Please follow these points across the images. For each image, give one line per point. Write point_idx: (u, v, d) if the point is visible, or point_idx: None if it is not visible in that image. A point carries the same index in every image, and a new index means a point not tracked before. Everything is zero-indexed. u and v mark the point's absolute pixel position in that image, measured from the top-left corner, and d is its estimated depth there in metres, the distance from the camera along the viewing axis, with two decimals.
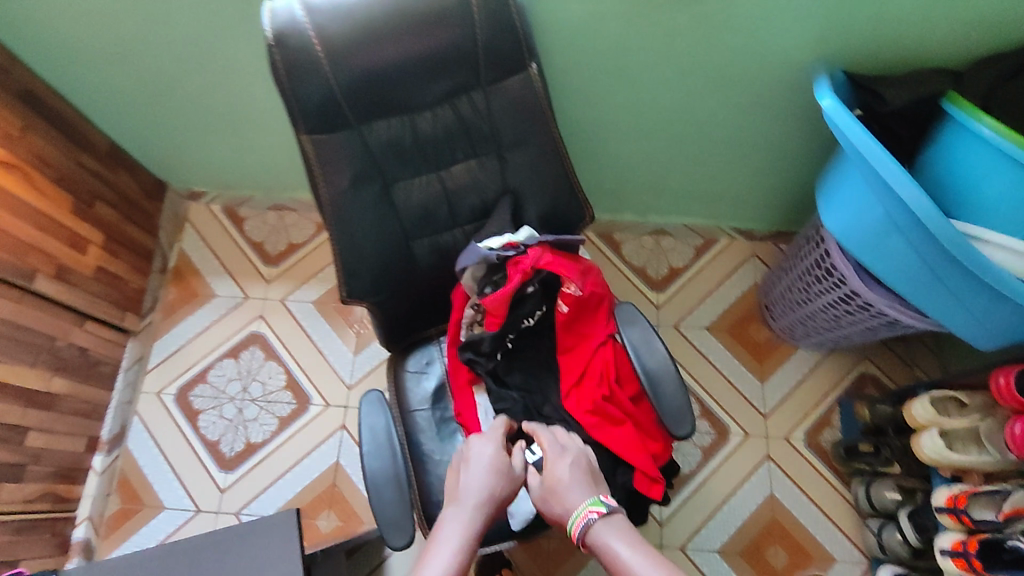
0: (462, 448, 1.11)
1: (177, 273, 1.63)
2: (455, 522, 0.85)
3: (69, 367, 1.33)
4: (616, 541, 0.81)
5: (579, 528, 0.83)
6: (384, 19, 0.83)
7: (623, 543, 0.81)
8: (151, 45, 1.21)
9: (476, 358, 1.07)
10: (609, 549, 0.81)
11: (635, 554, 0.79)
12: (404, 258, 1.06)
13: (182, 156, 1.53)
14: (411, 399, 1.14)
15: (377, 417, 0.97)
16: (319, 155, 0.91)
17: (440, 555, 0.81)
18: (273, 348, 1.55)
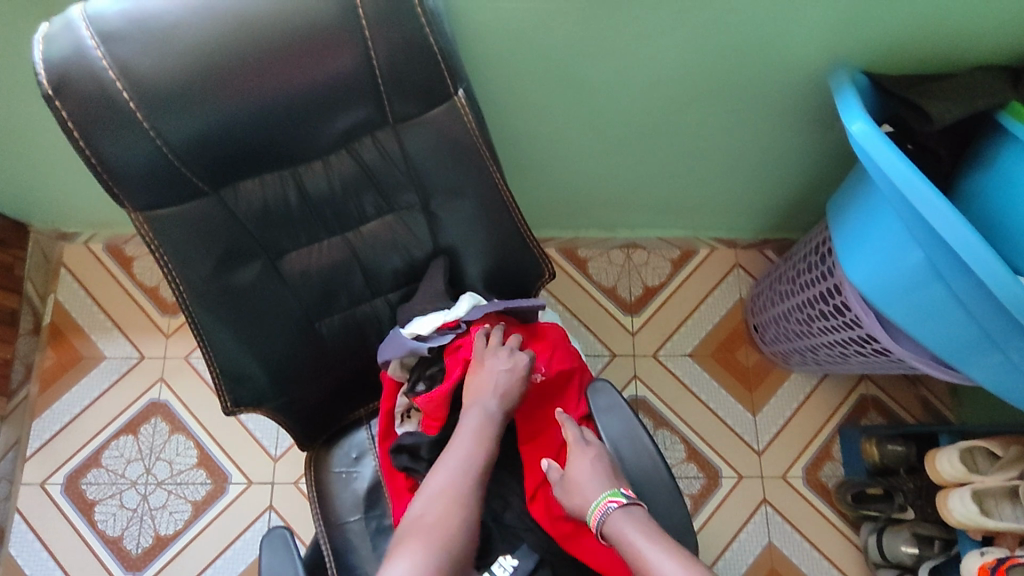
0: None
1: (53, 331, 1.34)
2: (473, 427, 0.75)
3: None
4: (637, 534, 0.67)
5: (598, 520, 0.70)
6: (225, 45, 0.56)
7: (644, 534, 0.68)
8: None
9: (414, 466, 0.81)
10: (628, 543, 0.68)
11: (657, 548, 0.66)
12: (310, 344, 0.81)
13: (37, 193, 1.22)
14: (340, 510, 0.90)
15: (283, 569, 0.74)
16: (162, 237, 0.65)
17: (456, 462, 0.72)
18: (179, 419, 1.29)
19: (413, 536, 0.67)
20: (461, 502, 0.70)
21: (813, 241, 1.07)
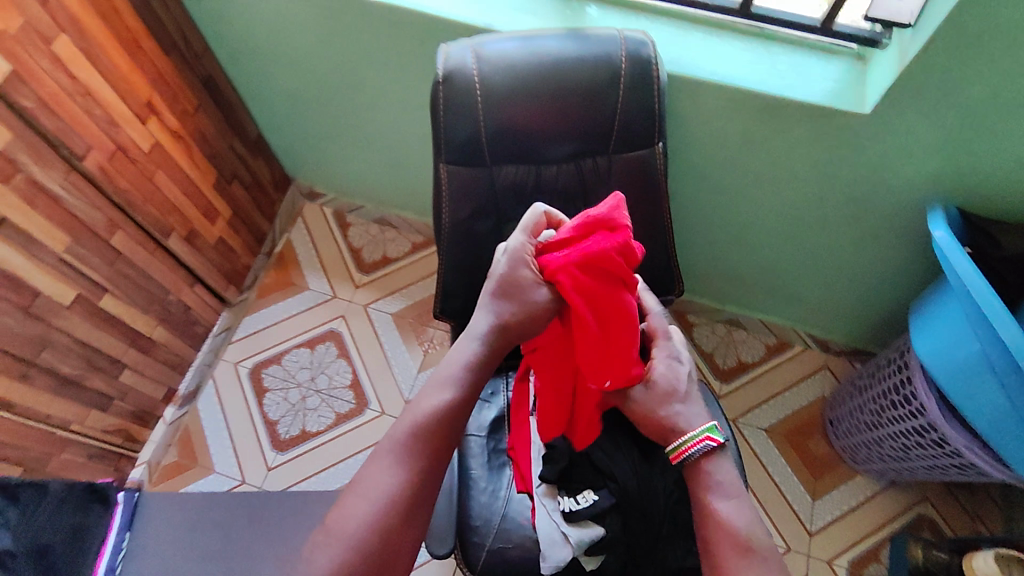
0: (507, 483, 1.14)
1: (280, 258, 1.76)
2: (434, 388, 0.80)
3: (172, 320, 1.43)
4: (722, 484, 0.81)
5: (694, 450, 0.82)
6: (538, 80, 0.94)
7: (725, 486, 0.81)
8: (313, 66, 1.33)
9: None
10: (711, 484, 0.81)
11: (732, 503, 0.80)
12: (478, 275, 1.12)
13: (312, 160, 1.67)
14: (470, 423, 1.18)
15: None
16: (451, 183, 1.00)
17: (421, 410, 0.78)
18: (347, 348, 1.64)
19: (364, 499, 0.74)
20: (410, 463, 0.76)
21: (897, 343, 1.27)
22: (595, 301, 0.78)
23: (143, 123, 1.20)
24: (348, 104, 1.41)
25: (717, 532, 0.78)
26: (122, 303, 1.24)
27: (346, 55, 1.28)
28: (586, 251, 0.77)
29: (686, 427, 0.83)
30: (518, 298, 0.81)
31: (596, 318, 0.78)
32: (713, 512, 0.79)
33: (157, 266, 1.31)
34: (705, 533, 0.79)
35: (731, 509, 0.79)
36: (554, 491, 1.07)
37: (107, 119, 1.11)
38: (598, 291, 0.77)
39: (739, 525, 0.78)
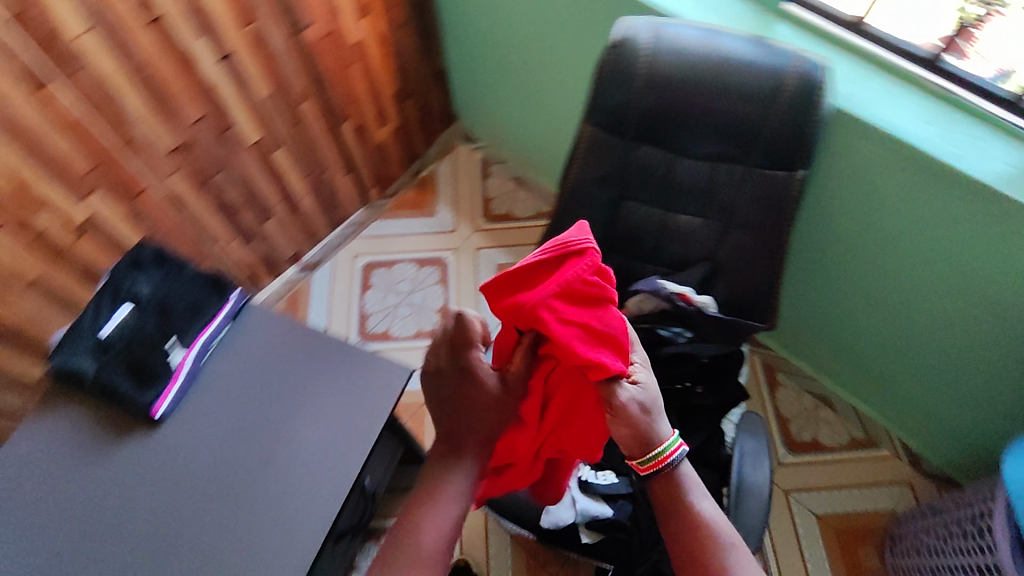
0: None
1: (422, 181, 1.89)
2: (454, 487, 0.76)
3: (321, 196, 1.61)
4: (692, 487, 0.78)
5: (675, 454, 0.77)
6: (702, 72, 0.98)
7: (696, 488, 0.78)
8: (508, 14, 1.44)
9: None
10: (686, 490, 0.77)
11: (708, 505, 0.77)
12: (583, 240, 1.14)
13: (479, 103, 1.80)
14: None
15: None
16: (588, 143, 1.05)
17: (427, 536, 0.73)
18: (447, 279, 1.73)
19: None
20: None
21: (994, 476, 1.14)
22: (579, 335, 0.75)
23: (356, 17, 1.37)
24: (526, 58, 1.51)
25: (699, 542, 0.74)
26: (286, 160, 1.42)
27: (542, 12, 1.37)
28: (563, 276, 0.74)
29: (661, 435, 0.77)
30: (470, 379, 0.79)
31: (586, 342, 0.74)
32: (700, 522, 0.75)
33: (326, 146, 1.50)
34: (689, 544, 0.74)
35: (710, 510, 0.76)
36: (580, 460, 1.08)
37: (332, 6, 1.30)
38: (579, 315, 0.74)
39: (726, 528, 0.75)
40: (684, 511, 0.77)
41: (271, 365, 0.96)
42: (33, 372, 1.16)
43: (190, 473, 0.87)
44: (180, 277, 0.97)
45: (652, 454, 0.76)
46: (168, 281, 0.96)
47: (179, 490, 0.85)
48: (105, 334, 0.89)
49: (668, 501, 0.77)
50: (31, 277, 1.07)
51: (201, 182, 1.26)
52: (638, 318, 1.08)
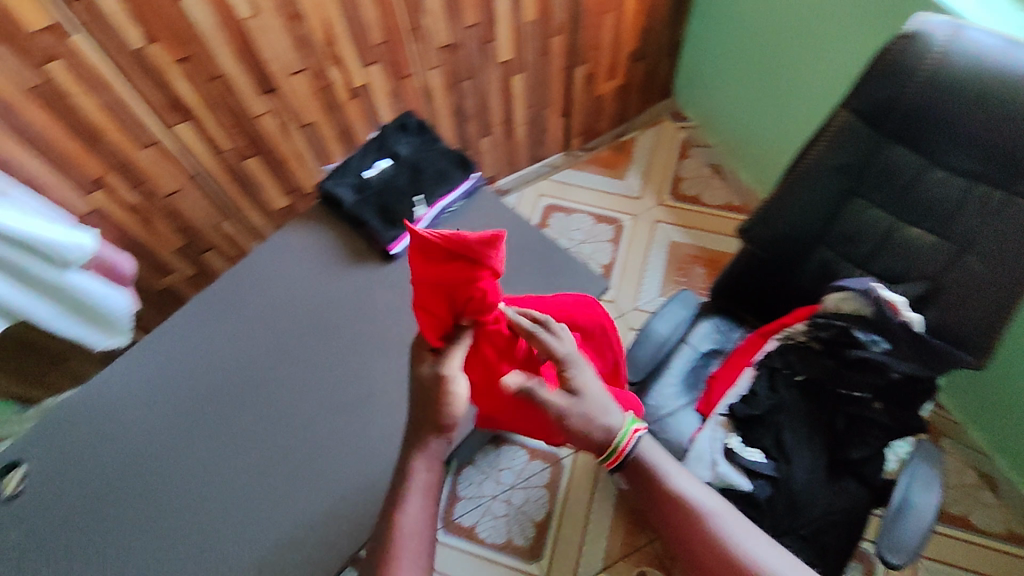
0: (689, 400, 1.16)
1: (621, 146, 1.92)
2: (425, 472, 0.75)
3: (534, 131, 1.69)
4: (659, 460, 0.81)
5: (629, 445, 0.78)
6: (993, 83, 0.90)
7: (661, 458, 0.82)
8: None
9: (780, 366, 1.10)
10: (656, 468, 0.81)
11: (678, 476, 0.81)
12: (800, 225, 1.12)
13: (704, 84, 1.78)
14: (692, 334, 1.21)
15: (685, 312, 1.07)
16: (839, 129, 1.03)
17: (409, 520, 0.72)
18: (619, 239, 1.75)
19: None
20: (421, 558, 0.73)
21: None
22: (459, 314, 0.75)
23: None
24: (776, 50, 1.47)
25: (677, 509, 0.79)
26: (519, 86, 1.51)
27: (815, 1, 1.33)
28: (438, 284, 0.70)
29: (614, 431, 0.77)
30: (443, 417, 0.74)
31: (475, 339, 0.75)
32: (676, 493, 0.80)
33: (554, 85, 1.58)
34: (672, 515, 0.79)
35: (680, 479, 0.81)
36: (729, 429, 1.08)
37: None
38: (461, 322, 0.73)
39: (699, 497, 0.80)
40: (658, 485, 0.81)
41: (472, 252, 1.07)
42: (282, 199, 1.42)
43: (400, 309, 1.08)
44: (434, 145, 1.10)
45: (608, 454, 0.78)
46: (423, 146, 1.10)
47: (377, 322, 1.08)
48: (367, 175, 1.07)
49: (637, 491, 0.82)
50: (308, 121, 1.29)
51: (449, 82, 1.40)
52: (825, 317, 1.06)
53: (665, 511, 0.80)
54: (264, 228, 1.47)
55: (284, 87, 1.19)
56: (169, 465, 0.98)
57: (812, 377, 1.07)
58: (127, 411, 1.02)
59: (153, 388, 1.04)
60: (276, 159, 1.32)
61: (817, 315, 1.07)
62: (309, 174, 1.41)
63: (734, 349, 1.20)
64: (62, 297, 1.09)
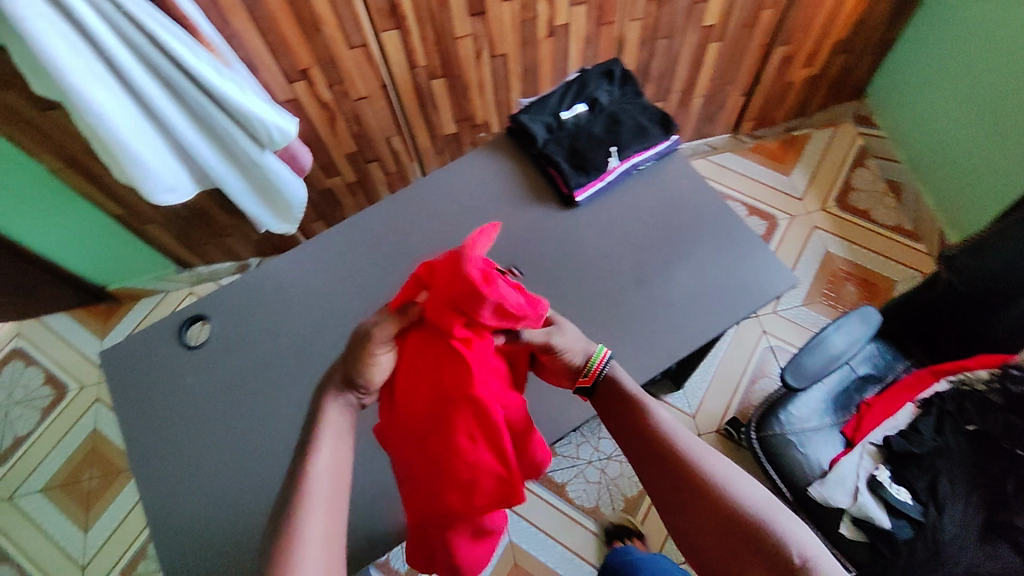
0: (832, 420, 1.10)
1: (792, 140, 1.78)
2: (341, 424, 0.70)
3: (708, 106, 1.60)
4: (644, 400, 0.80)
5: (600, 362, 0.81)
6: None
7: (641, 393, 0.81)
8: None
9: (952, 409, 1.00)
10: (643, 407, 0.79)
11: (666, 415, 0.78)
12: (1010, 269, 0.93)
13: (908, 93, 1.59)
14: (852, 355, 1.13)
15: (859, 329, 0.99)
16: None
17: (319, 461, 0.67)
18: (771, 237, 1.66)
19: (315, 536, 0.61)
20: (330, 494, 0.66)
21: None
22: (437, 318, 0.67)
23: None
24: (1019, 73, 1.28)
25: (661, 446, 0.75)
26: (712, 55, 1.42)
27: None
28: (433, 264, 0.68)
29: (585, 351, 0.81)
30: (361, 375, 0.71)
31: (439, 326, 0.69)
32: (661, 432, 0.76)
33: (747, 62, 1.48)
34: (658, 456, 0.75)
35: (664, 416, 0.78)
36: (878, 460, 1.02)
37: None
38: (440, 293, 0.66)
39: (682, 437, 0.76)
40: (645, 423, 0.77)
41: (654, 214, 1.02)
42: (451, 125, 1.44)
43: (583, 263, 0.99)
44: (635, 101, 1.06)
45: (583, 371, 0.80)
46: (624, 99, 1.06)
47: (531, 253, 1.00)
48: (563, 117, 1.05)
49: (619, 434, 0.80)
50: (500, 52, 1.28)
51: (644, 39, 1.34)
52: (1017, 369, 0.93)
53: (648, 452, 0.76)
54: (426, 150, 1.50)
55: (490, 12, 1.17)
56: (326, 364, 0.97)
57: (984, 430, 0.95)
58: (300, 303, 1.01)
59: (331, 285, 1.02)
60: (459, 85, 1.33)
61: (1011, 365, 0.94)
62: (483, 106, 1.41)
63: (897, 381, 1.11)
64: (253, 176, 1.18)
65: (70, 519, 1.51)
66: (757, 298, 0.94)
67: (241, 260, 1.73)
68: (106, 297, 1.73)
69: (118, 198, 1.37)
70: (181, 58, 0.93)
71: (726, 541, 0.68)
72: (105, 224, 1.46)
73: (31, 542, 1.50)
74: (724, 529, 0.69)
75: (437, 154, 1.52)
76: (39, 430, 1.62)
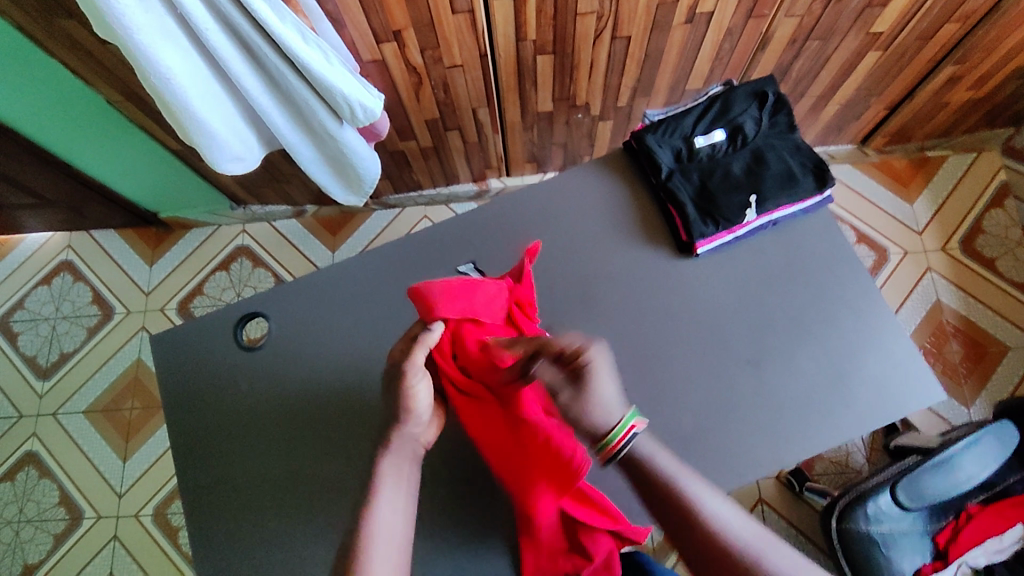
0: (919, 526, 0.97)
1: (922, 162, 1.56)
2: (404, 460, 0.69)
3: (840, 115, 1.39)
4: (656, 453, 0.64)
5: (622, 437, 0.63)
6: None
7: (666, 454, 0.65)
8: None
9: None
10: (653, 470, 0.63)
11: (687, 478, 0.63)
12: None
13: None
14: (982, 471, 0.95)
15: (977, 445, 0.94)
16: None
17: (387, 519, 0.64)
18: (877, 272, 1.48)
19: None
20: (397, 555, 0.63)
21: None
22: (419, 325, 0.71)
23: None
24: None
25: (687, 509, 0.60)
26: (867, 63, 1.20)
27: None
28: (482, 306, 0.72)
29: (608, 421, 0.64)
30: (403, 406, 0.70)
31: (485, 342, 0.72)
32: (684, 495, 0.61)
33: (904, 75, 1.24)
34: (685, 526, 0.60)
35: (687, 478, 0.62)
36: None
37: None
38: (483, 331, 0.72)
39: (707, 501, 0.61)
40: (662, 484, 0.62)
41: (781, 278, 0.87)
42: (547, 104, 1.26)
43: (692, 328, 0.86)
44: (786, 138, 0.88)
45: (600, 444, 0.64)
46: (772, 133, 0.89)
47: (631, 301, 0.88)
48: (697, 144, 0.88)
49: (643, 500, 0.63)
50: (624, 35, 1.08)
51: (795, 37, 1.12)
52: None
53: (675, 521, 0.61)
54: (513, 125, 1.34)
55: None
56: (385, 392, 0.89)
57: None
58: (366, 317, 0.93)
59: (405, 303, 0.93)
60: (567, 65, 1.15)
61: None
62: (588, 89, 1.22)
63: (1000, 502, 1.00)
64: (327, 148, 1.05)
65: (110, 444, 1.54)
66: (891, 407, 0.81)
67: (297, 206, 1.63)
68: (157, 223, 1.66)
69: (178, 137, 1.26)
70: (264, 20, 0.79)
71: None
72: (162, 159, 1.36)
73: (72, 461, 1.53)
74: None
75: (525, 129, 1.36)
76: (85, 349, 1.62)
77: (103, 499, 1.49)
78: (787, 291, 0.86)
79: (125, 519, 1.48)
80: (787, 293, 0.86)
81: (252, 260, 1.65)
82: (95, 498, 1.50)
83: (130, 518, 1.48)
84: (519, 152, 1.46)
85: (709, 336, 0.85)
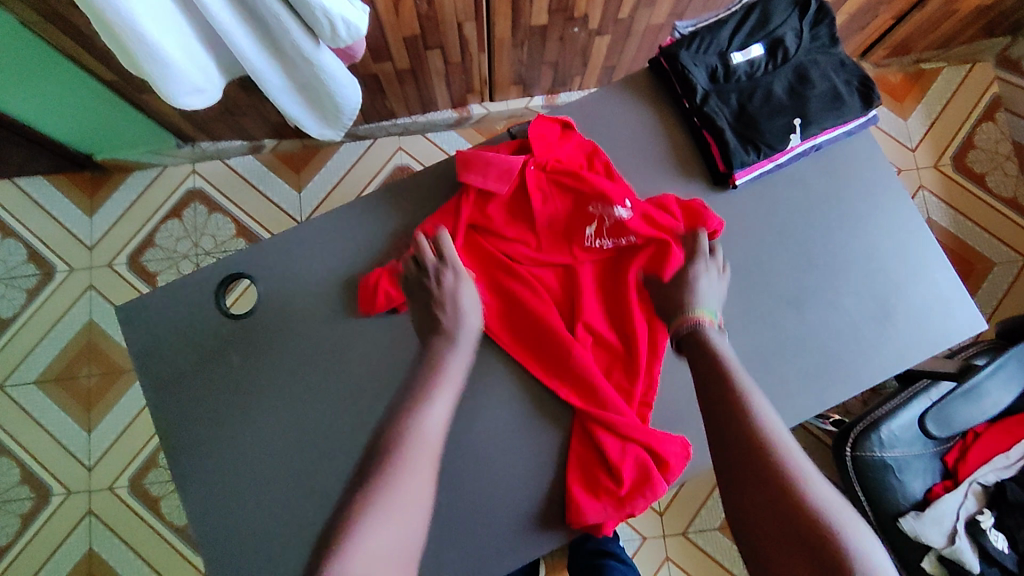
0: (926, 449, 0.99)
1: (918, 75, 1.51)
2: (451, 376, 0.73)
3: (849, 25, 1.30)
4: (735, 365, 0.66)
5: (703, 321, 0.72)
6: None
7: (739, 366, 0.67)
8: None
9: None
10: (731, 381, 0.64)
11: (756, 398, 0.63)
12: None
13: None
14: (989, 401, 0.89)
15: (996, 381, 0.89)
16: None
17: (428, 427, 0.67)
18: None
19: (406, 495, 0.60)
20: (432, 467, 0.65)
21: None
22: (479, 212, 0.84)
23: None
24: None
25: (740, 429, 0.61)
26: None
27: None
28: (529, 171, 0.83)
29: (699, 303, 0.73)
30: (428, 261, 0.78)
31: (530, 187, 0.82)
32: (749, 415, 0.61)
33: None
34: (729, 443, 0.61)
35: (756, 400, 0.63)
36: (980, 502, 0.97)
37: None
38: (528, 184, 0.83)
39: (766, 422, 0.61)
40: (729, 401, 0.63)
41: (811, 211, 0.83)
42: (543, 17, 1.12)
43: (730, 268, 0.82)
44: (828, 53, 0.80)
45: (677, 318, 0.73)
46: (814, 47, 0.81)
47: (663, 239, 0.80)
48: (734, 62, 0.79)
49: (707, 414, 0.64)
50: None
51: None
52: None
53: (725, 439, 0.61)
54: (502, 42, 1.19)
55: None
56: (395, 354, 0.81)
57: None
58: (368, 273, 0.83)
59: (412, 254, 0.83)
60: None
61: None
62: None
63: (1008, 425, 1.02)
64: (300, 74, 0.90)
65: (70, 415, 1.41)
66: (933, 339, 0.81)
67: (254, 140, 1.46)
68: (92, 166, 1.46)
69: (114, 66, 1.07)
70: None
71: (795, 552, 0.53)
72: (96, 95, 1.16)
73: (29, 435, 1.40)
74: (791, 541, 0.54)
75: (514, 46, 1.22)
76: (27, 314, 1.44)
77: (71, 473, 1.38)
78: (819, 226, 0.83)
79: (98, 493, 1.38)
80: (817, 225, 0.83)
81: (208, 204, 1.48)
82: (61, 474, 1.38)
83: (104, 491, 1.38)
84: (505, 73, 1.32)
85: (745, 277, 0.81)
